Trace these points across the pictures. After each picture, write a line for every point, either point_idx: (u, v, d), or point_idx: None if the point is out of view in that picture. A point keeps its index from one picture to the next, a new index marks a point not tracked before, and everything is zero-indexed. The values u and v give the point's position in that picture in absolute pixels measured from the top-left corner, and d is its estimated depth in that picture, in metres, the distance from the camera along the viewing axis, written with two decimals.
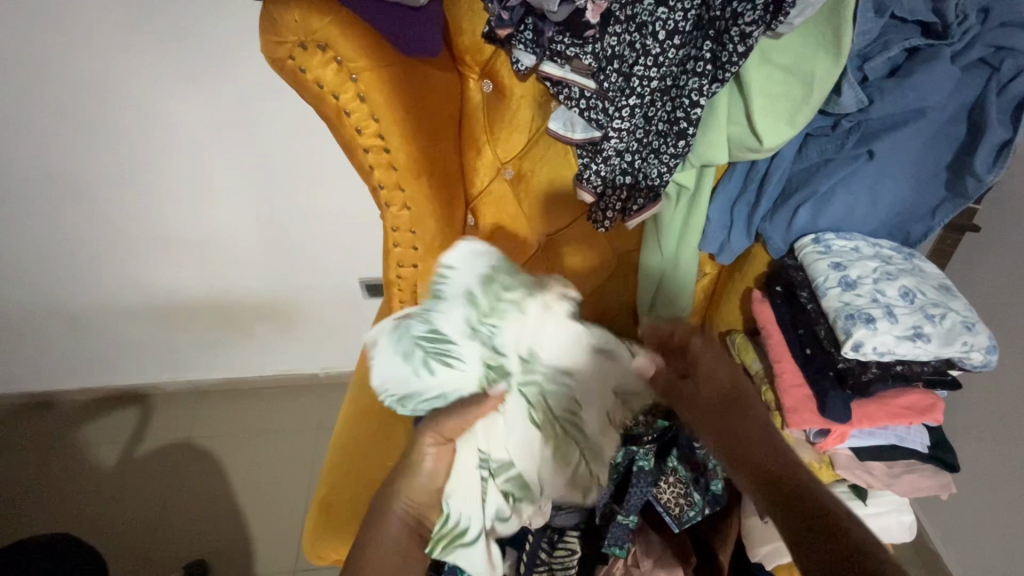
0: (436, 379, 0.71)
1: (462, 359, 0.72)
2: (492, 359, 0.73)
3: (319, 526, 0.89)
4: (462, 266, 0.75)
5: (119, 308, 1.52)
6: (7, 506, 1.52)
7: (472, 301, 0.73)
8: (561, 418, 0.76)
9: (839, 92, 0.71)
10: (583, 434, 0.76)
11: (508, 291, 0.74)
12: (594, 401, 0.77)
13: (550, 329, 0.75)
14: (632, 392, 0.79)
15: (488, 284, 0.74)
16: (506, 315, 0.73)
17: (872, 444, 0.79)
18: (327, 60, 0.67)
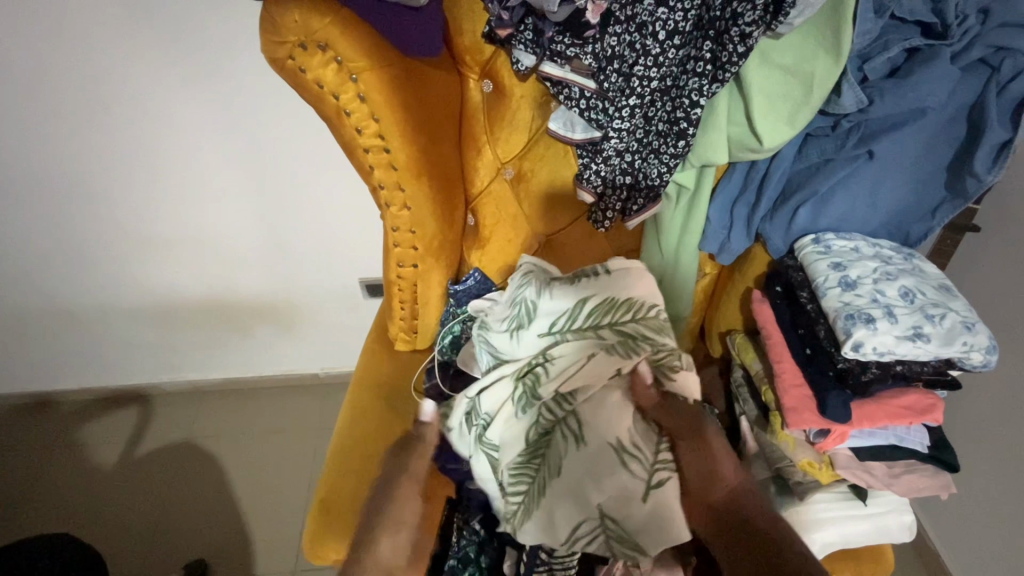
0: (507, 334, 0.85)
1: (527, 331, 0.83)
2: (540, 356, 0.80)
3: (320, 526, 0.89)
4: (621, 288, 0.81)
5: (119, 308, 1.52)
6: (7, 506, 1.52)
7: (568, 310, 0.81)
8: (551, 445, 0.73)
9: (839, 92, 0.71)
10: (545, 472, 0.72)
11: (602, 323, 0.79)
12: (592, 451, 0.71)
13: (584, 373, 0.76)
14: (625, 504, 0.69)
15: (597, 308, 0.80)
16: (583, 336, 0.79)
17: (872, 444, 0.79)
18: (327, 60, 0.67)
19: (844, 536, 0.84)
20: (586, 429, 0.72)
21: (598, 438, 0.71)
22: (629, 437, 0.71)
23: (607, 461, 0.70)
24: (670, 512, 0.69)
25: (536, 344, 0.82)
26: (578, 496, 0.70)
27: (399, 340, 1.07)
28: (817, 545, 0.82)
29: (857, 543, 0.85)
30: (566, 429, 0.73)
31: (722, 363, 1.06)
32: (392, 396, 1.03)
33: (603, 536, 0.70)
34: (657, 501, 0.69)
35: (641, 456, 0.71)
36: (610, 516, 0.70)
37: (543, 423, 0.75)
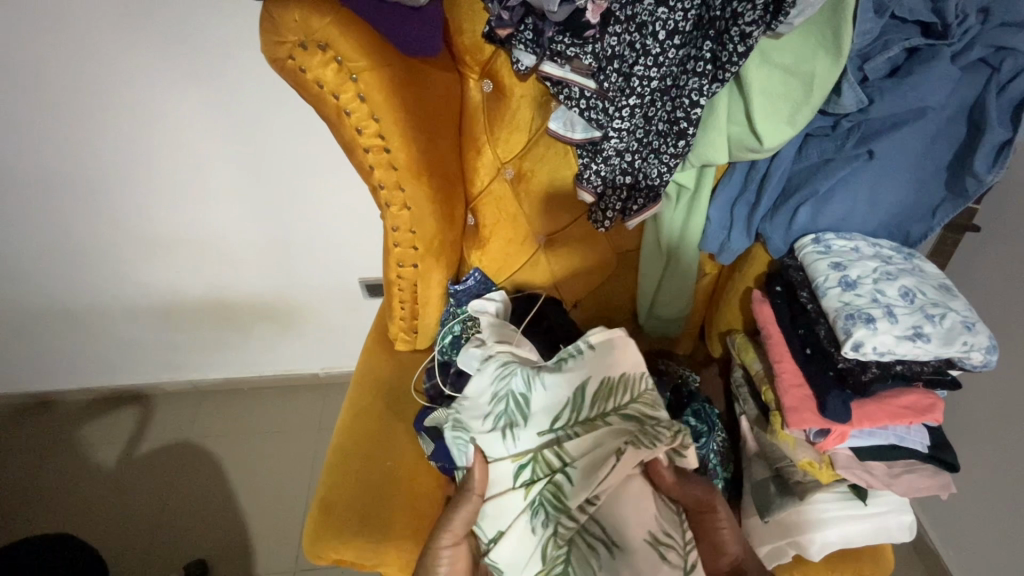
0: (497, 433, 0.83)
1: (522, 430, 0.82)
2: (553, 456, 0.79)
3: (322, 523, 0.90)
4: (609, 367, 0.85)
5: (119, 307, 1.52)
6: (8, 506, 1.52)
7: (572, 400, 0.83)
8: (574, 556, 0.72)
9: (839, 92, 0.71)
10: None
11: (610, 409, 0.82)
12: (627, 551, 0.71)
13: (595, 465, 0.76)
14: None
15: (599, 395, 0.83)
16: (590, 424, 0.81)
17: (872, 444, 0.78)
18: (327, 60, 0.66)
19: (846, 535, 0.84)
20: (610, 531, 0.73)
21: (625, 540, 0.72)
22: (658, 527, 0.74)
23: (644, 557, 0.71)
24: None
25: (543, 434, 0.82)
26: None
27: (399, 340, 1.08)
28: (818, 546, 0.82)
29: (858, 543, 0.85)
30: (587, 535, 0.73)
31: (722, 362, 1.08)
32: (392, 397, 1.04)
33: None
34: None
35: (674, 544, 0.73)
36: None
37: (562, 534, 0.74)
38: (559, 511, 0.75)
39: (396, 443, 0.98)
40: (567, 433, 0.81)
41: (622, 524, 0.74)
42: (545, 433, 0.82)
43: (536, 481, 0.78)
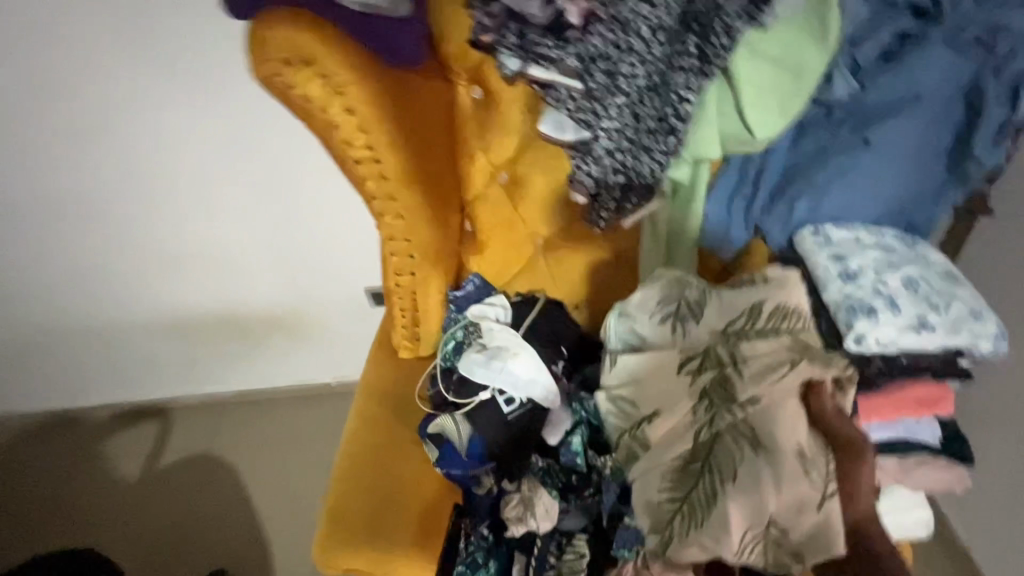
0: (664, 327, 0.81)
1: (686, 329, 0.80)
2: (724, 353, 0.74)
3: (331, 532, 0.92)
4: (785, 297, 0.76)
5: (135, 323, 1.55)
6: (39, 520, 1.58)
7: (751, 312, 0.77)
8: (722, 450, 0.70)
9: (830, 81, 0.71)
10: (716, 473, 0.69)
11: (788, 328, 0.74)
12: (777, 463, 0.66)
13: (761, 374, 0.70)
14: (791, 512, 0.66)
15: (780, 312, 0.75)
16: (766, 339, 0.74)
17: (881, 439, 0.76)
18: (312, 74, 0.67)
19: None
20: (762, 435, 0.68)
21: (777, 450, 0.67)
22: (810, 446, 0.67)
23: (790, 469, 0.66)
24: (836, 534, 0.64)
25: (709, 338, 0.78)
26: (756, 504, 0.66)
27: (404, 348, 1.09)
28: None
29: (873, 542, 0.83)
30: (738, 433, 0.69)
31: None
32: (397, 405, 1.04)
33: (767, 538, 0.67)
34: (829, 516, 0.64)
35: (823, 470, 0.66)
36: (778, 527, 0.66)
37: (713, 425, 0.71)
38: (725, 402, 0.71)
39: (404, 452, 0.99)
40: (740, 340, 0.75)
41: (777, 436, 0.67)
42: (710, 337, 0.78)
43: (700, 373, 0.75)
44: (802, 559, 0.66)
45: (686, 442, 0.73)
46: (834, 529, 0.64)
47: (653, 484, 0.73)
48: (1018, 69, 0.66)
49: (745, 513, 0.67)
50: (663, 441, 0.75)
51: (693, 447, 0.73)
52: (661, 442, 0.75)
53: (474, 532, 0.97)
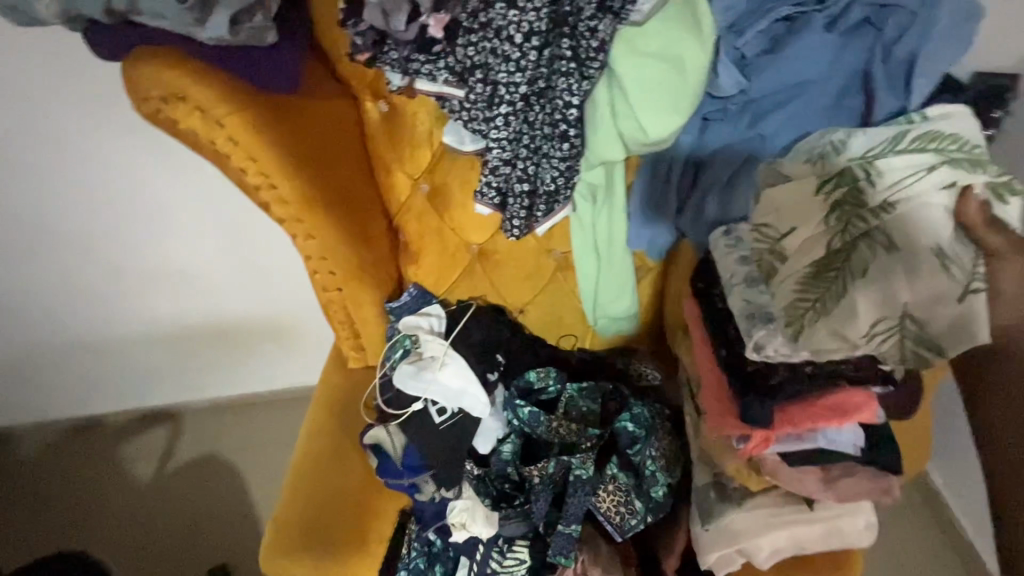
0: (806, 160, 0.69)
1: (843, 144, 0.68)
2: (862, 170, 0.64)
3: (276, 539, 0.94)
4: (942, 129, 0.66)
5: (133, 335, 1.64)
6: (65, 519, 1.72)
7: (897, 136, 0.66)
8: (855, 252, 0.60)
9: (717, 74, 0.72)
10: (852, 266, 0.60)
11: (932, 151, 0.63)
12: (918, 251, 0.58)
13: (925, 183, 0.60)
14: (930, 305, 0.57)
15: (926, 138, 0.64)
16: (907, 157, 0.63)
17: (800, 449, 0.72)
18: (191, 109, 0.69)
19: (794, 539, 0.80)
20: (899, 235, 0.59)
21: (913, 249, 0.59)
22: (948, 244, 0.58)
23: (924, 259, 0.58)
24: (976, 327, 0.56)
25: (840, 161, 0.66)
26: (889, 297, 0.58)
27: (352, 359, 1.11)
28: (767, 553, 0.80)
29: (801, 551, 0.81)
30: (874, 239, 0.60)
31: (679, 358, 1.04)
32: (344, 415, 1.06)
33: (898, 338, 0.59)
34: (970, 311, 0.56)
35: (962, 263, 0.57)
36: (912, 321, 0.58)
37: (850, 231, 0.61)
38: (859, 210, 0.62)
39: (347, 459, 1.01)
40: (886, 160, 0.64)
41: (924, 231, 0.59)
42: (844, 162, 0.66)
43: (834, 190, 0.64)
44: (943, 353, 0.57)
45: (818, 252, 0.62)
46: (976, 318, 0.56)
47: (779, 301, 0.64)
48: (908, 48, 0.68)
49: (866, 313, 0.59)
50: (801, 255, 0.64)
51: (824, 256, 0.62)
52: (796, 255, 0.64)
53: (421, 537, 1.01)
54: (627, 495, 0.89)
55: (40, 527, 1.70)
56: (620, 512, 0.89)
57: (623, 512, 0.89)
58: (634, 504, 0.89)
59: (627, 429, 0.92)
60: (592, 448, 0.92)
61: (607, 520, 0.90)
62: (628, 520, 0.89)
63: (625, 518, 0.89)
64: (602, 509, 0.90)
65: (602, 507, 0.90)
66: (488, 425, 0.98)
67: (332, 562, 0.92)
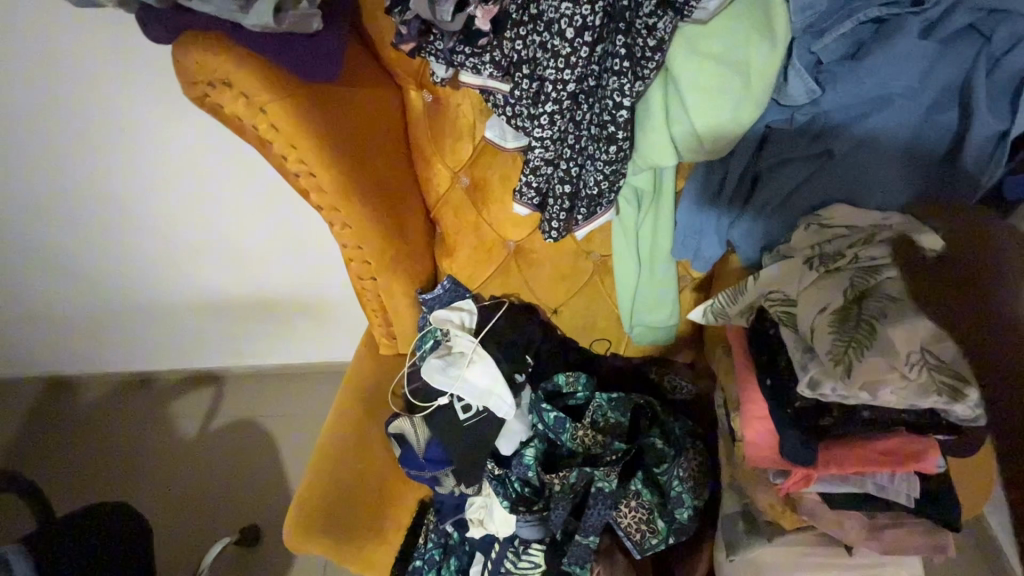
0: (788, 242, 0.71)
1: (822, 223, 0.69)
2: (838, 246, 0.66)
3: (298, 517, 0.94)
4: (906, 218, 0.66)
5: (183, 302, 1.72)
6: (117, 468, 1.85)
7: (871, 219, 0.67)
8: (857, 317, 0.60)
9: (786, 80, 0.66)
10: (861, 327, 0.59)
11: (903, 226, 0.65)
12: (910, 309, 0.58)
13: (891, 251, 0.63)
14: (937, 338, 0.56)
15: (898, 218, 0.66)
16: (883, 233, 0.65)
17: (844, 490, 0.68)
18: (235, 94, 0.69)
19: None
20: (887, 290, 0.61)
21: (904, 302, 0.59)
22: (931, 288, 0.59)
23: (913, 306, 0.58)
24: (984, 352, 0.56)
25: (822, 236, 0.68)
26: (914, 331, 0.57)
27: (383, 345, 1.12)
28: None
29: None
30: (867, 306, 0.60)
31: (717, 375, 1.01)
32: (371, 401, 1.07)
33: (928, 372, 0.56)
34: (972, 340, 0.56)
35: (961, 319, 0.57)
36: (932, 355, 0.56)
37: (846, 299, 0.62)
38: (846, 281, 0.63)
39: (371, 447, 1.03)
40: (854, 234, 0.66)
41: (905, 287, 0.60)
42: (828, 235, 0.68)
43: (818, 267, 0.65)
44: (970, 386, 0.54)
45: (836, 298, 0.62)
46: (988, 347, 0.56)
47: (822, 348, 0.60)
48: (1020, 60, 0.59)
49: (903, 347, 0.57)
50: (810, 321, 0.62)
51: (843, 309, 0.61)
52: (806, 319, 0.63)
53: (438, 529, 1.03)
54: (649, 513, 0.87)
55: (95, 473, 1.83)
56: (640, 530, 0.87)
57: (643, 530, 0.87)
58: (656, 524, 0.87)
59: (654, 446, 0.89)
60: (616, 462, 0.87)
61: (625, 537, 0.88)
62: (648, 539, 0.87)
63: (646, 537, 0.87)
64: (623, 525, 0.88)
65: (623, 523, 0.88)
66: (512, 427, 0.97)
67: (354, 545, 0.95)
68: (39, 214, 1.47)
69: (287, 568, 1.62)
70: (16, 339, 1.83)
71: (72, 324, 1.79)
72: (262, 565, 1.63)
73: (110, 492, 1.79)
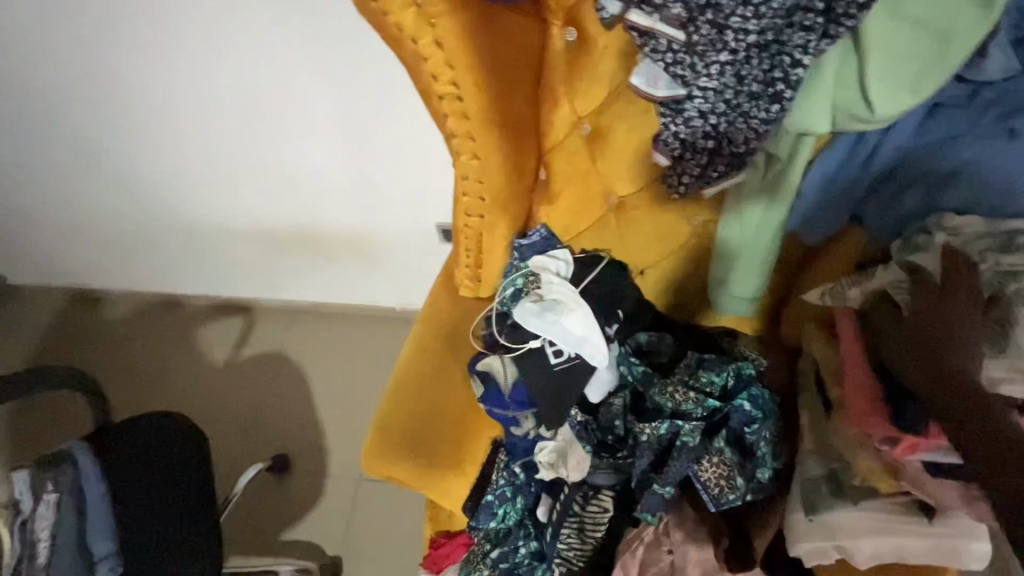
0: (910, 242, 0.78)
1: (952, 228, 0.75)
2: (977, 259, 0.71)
3: (380, 441, 0.98)
4: None
5: (232, 227, 1.69)
6: (145, 386, 1.84)
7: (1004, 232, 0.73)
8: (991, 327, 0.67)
9: (985, 57, 0.72)
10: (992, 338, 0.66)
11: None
12: None
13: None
14: None
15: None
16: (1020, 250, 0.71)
17: (950, 462, 0.71)
18: (409, 3, 0.70)
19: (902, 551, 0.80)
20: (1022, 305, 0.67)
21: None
22: None
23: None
24: None
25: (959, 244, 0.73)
26: None
27: (465, 287, 1.12)
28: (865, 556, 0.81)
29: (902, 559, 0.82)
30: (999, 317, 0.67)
31: (794, 351, 1.04)
32: (451, 339, 1.09)
33: None
34: None
35: None
36: None
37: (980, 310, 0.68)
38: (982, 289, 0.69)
39: (451, 382, 1.05)
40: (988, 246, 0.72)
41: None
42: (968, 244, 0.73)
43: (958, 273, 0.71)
44: None
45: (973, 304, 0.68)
46: None
47: None
48: None
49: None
50: None
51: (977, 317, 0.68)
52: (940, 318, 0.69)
53: (508, 469, 1.04)
54: (730, 469, 0.89)
55: (125, 388, 1.84)
56: (719, 485, 0.89)
57: (722, 485, 0.90)
58: (735, 480, 0.89)
59: (744, 408, 0.90)
60: (702, 419, 0.91)
61: (703, 490, 0.90)
62: (726, 494, 0.89)
63: (725, 492, 0.89)
64: (702, 478, 0.90)
65: (703, 476, 0.90)
66: (602, 376, 0.99)
67: (435, 473, 0.98)
68: (104, 114, 1.44)
69: (316, 502, 1.65)
70: (52, 244, 1.80)
71: (113, 235, 1.76)
72: (292, 494, 1.66)
73: (141, 408, 1.79)
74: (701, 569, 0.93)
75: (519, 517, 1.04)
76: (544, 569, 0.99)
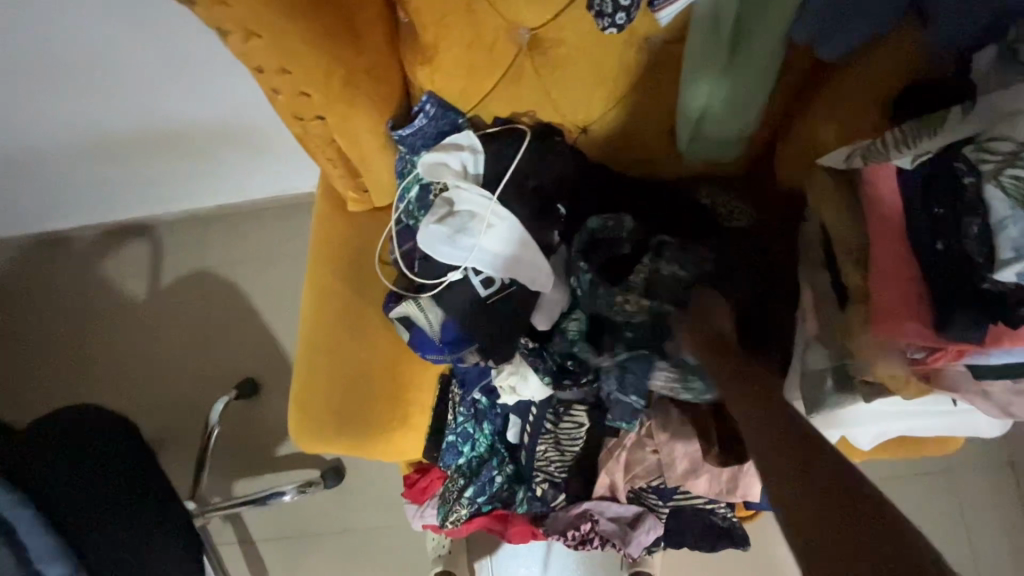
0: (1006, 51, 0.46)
1: None
2: None
3: (304, 417, 0.82)
4: None
5: (39, 143, 1.20)
6: (40, 354, 1.49)
7: None
8: None
9: None
10: None
11: None
12: None
13: None
14: None
15: None
16: None
17: (1006, 363, 0.52)
18: None
19: (914, 428, 0.71)
20: None
21: None
22: None
23: None
24: None
25: None
26: None
27: (353, 200, 0.84)
28: (869, 437, 0.73)
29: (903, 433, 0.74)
30: None
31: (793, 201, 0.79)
32: (354, 275, 0.84)
33: None
34: None
35: None
36: None
37: None
38: None
39: (369, 333, 0.83)
40: None
41: None
42: None
43: None
44: None
45: None
46: None
47: None
48: None
49: None
50: None
51: None
52: None
53: (465, 400, 0.89)
54: (684, 372, 0.77)
55: (24, 350, 1.50)
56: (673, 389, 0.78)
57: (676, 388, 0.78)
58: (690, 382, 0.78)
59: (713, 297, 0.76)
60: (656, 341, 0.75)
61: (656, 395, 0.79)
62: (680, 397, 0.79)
63: (679, 395, 0.78)
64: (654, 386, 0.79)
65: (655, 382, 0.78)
66: (550, 298, 0.79)
67: (381, 440, 0.82)
68: None
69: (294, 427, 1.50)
70: None
71: None
72: (263, 424, 1.45)
73: (50, 370, 1.48)
74: (689, 462, 0.84)
75: (489, 443, 0.93)
76: (525, 490, 0.92)
